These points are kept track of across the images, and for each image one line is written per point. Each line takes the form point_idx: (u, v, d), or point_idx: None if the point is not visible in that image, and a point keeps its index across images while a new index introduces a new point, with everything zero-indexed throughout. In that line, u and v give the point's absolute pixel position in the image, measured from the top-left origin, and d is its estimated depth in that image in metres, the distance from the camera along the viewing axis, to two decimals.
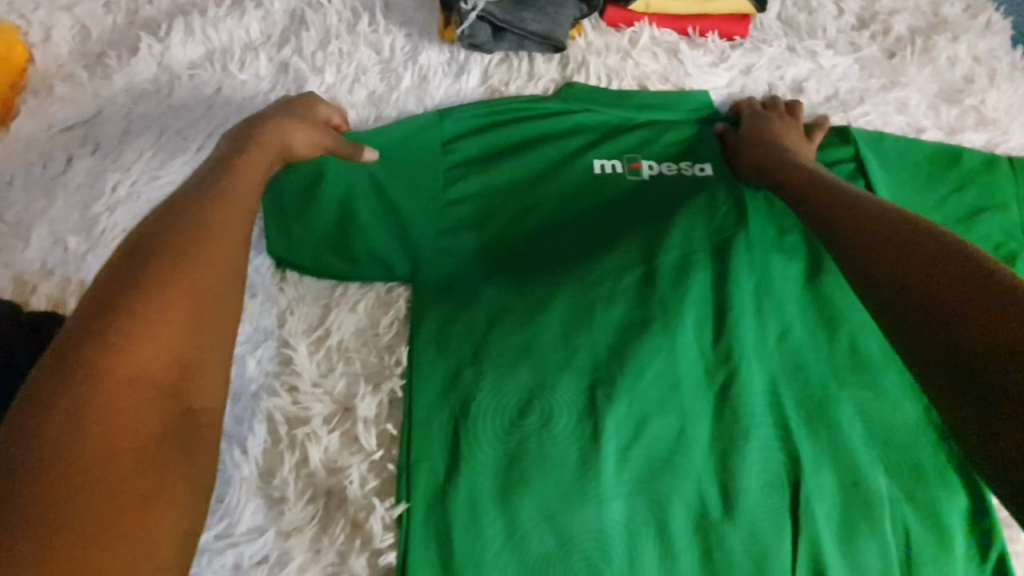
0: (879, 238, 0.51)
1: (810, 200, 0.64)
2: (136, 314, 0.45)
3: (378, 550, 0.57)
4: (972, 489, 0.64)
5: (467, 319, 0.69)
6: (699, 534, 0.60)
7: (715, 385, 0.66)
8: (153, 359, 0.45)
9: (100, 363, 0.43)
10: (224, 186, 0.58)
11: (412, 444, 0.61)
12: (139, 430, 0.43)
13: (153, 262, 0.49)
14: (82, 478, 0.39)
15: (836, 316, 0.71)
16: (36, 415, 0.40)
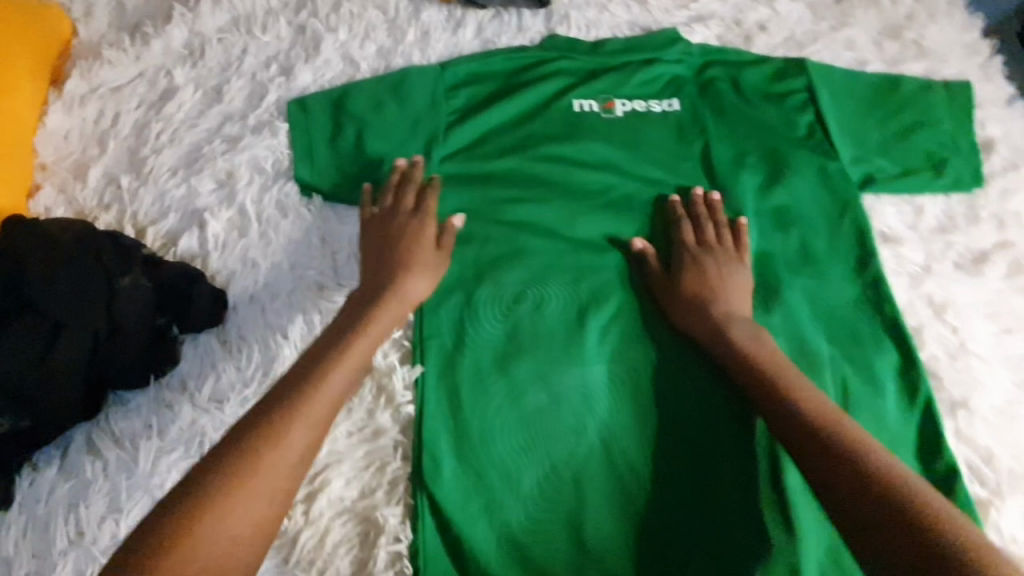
0: (787, 402, 0.60)
1: (710, 340, 0.70)
2: (281, 434, 0.53)
3: (399, 406, 0.69)
4: (906, 351, 0.70)
5: (467, 231, 0.81)
6: (665, 390, 0.72)
7: (676, 273, 0.76)
8: (281, 475, 0.52)
9: (242, 475, 0.50)
10: (372, 308, 0.69)
11: (422, 324, 0.73)
12: (267, 527, 0.50)
13: (298, 376, 0.59)
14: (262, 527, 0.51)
15: (787, 213, 0.81)
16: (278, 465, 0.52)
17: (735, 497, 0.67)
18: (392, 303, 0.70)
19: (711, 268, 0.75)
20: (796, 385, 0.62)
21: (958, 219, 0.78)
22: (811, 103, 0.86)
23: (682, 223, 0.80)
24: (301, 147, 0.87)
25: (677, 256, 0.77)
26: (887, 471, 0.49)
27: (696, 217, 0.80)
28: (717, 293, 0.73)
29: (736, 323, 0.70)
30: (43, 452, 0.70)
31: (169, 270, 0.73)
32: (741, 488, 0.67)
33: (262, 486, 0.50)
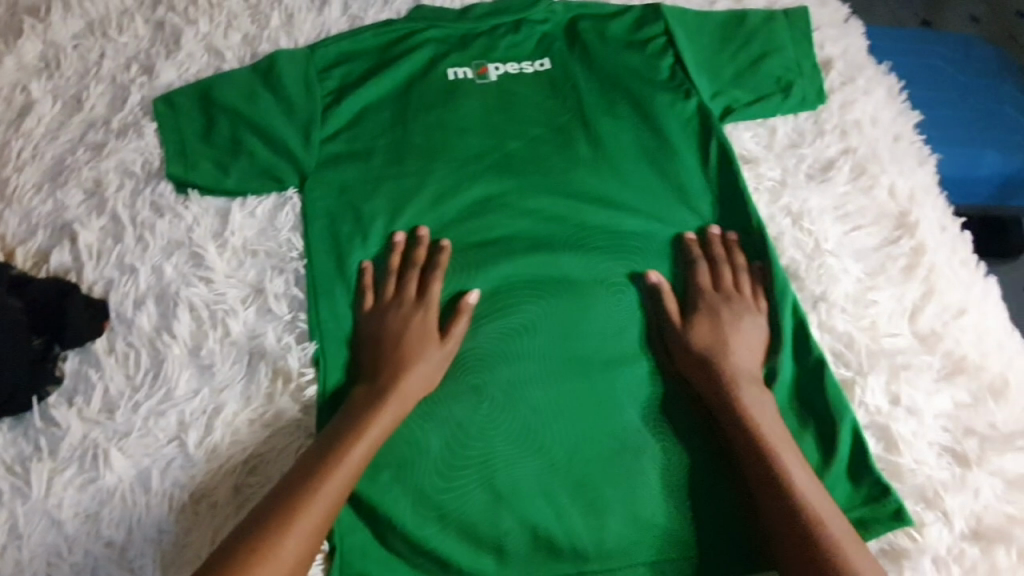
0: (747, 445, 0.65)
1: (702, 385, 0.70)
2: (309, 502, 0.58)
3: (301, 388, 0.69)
4: (773, 265, 0.75)
5: (354, 209, 0.80)
6: (559, 333, 0.75)
7: (559, 223, 0.82)
8: (310, 536, 0.57)
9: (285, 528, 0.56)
10: (395, 363, 0.68)
11: (316, 303, 0.73)
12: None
13: (318, 452, 0.62)
14: None
15: (660, 152, 0.84)
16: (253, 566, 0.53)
17: (723, 490, 0.70)
18: (419, 352, 0.69)
19: (745, 319, 0.72)
20: (777, 436, 0.65)
21: (806, 133, 0.84)
22: (670, 47, 0.89)
23: (702, 267, 0.76)
24: (172, 145, 0.84)
25: (692, 302, 0.75)
26: (808, 517, 0.60)
27: (713, 258, 0.77)
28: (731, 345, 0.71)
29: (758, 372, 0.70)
30: None
31: (41, 289, 0.72)
32: (722, 481, 0.70)
33: (291, 554, 0.55)
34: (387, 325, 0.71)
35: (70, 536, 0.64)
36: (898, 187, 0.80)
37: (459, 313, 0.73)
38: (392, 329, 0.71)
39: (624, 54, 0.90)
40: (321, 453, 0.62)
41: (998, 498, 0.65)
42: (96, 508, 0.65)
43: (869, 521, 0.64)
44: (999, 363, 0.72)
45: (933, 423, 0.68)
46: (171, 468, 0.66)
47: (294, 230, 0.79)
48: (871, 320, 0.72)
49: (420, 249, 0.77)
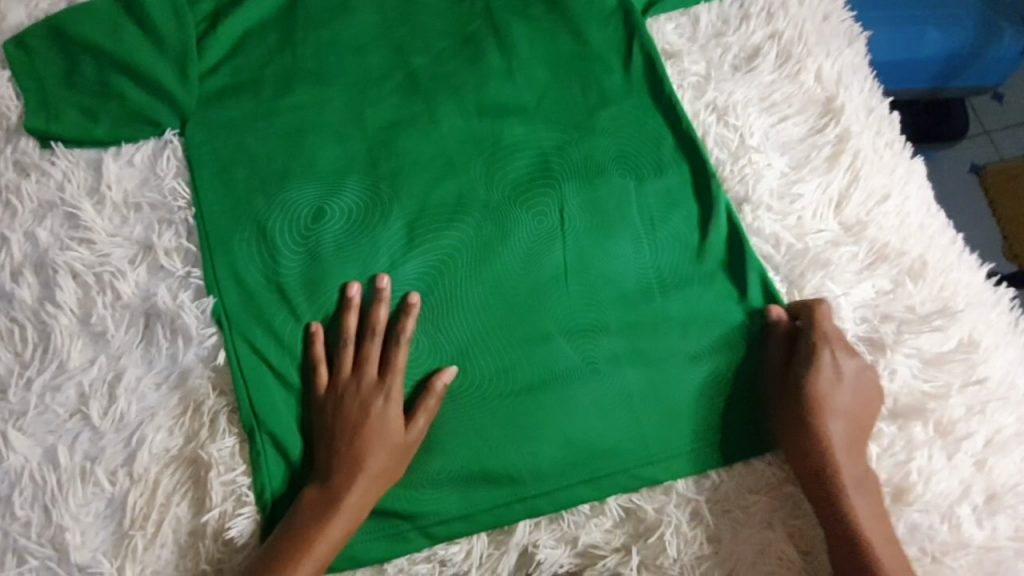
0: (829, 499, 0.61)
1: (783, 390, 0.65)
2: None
3: (207, 347, 0.65)
4: (700, 172, 0.72)
5: (246, 152, 0.72)
6: (484, 265, 0.70)
7: (473, 141, 0.74)
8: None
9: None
10: (358, 449, 0.61)
11: (212, 260, 0.67)
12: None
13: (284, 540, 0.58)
14: None
15: (580, 55, 0.76)
16: None
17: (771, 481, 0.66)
18: (379, 439, 0.62)
19: (828, 379, 0.64)
20: (859, 489, 0.61)
21: (732, 19, 0.77)
22: None
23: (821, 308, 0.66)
24: (30, 95, 0.74)
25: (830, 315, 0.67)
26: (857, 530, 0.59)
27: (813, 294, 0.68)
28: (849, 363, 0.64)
29: (862, 421, 0.63)
30: None
31: None
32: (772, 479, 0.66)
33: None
34: (350, 406, 0.63)
35: None
36: (825, 71, 0.76)
37: (428, 396, 0.64)
38: (349, 414, 0.63)
39: None
40: (317, 506, 0.60)
41: (916, 377, 0.66)
42: (6, 491, 0.61)
43: None
44: (920, 245, 0.72)
45: (852, 317, 0.68)
46: (79, 442, 0.62)
47: (179, 175, 0.71)
48: (797, 216, 0.70)
49: (376, 310, 0.66)
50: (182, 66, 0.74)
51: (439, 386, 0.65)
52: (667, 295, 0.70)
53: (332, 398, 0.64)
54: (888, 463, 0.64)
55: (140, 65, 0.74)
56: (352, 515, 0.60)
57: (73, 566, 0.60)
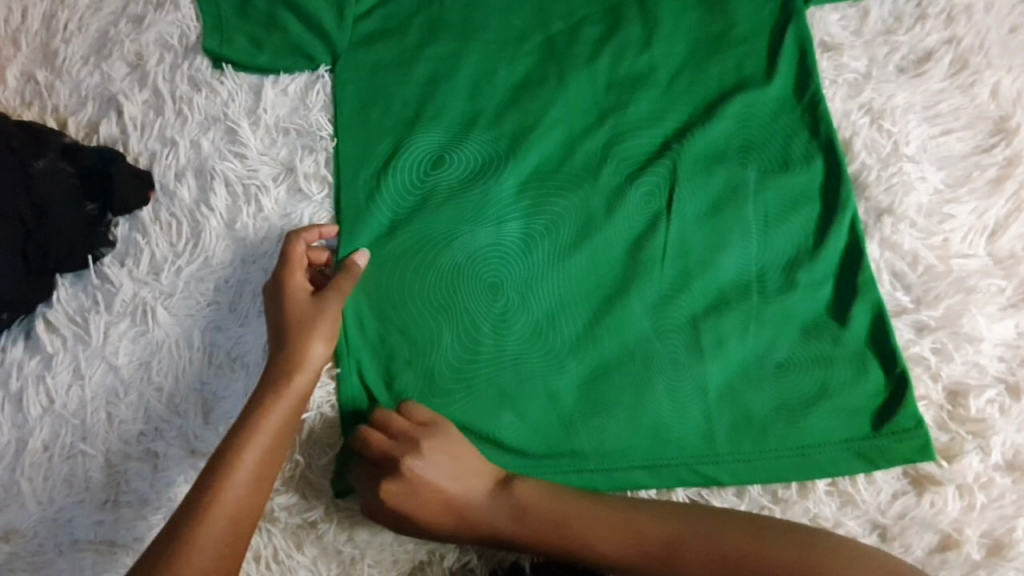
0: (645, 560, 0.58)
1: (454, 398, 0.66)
2: (236, 468, 0.58)
3: None
4: (830, 174, 0.68)
5: (384, 96, 0.77)
6: (584, 233, 0.69)
7: (598, 112, 0.74)
8: (268, 452, 0.60)
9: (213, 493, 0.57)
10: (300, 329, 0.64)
11: (341, 191, 0.73)
12: (220, 556, 0.55)
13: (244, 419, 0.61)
14: (215, 509, 0.56)
15: (724, 38, 0.74)
16: (212, 483, 0.57)
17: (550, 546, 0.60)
18: (317, 330, 0.64)
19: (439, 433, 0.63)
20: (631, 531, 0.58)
21: (905, 18, 0.72)
22: None
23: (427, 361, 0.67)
24: (207, 16, 0.81)
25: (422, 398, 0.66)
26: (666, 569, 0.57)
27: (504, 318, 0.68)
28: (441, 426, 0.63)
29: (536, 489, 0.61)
30: (7, 335, 0.74)
31: (89, 155, 0.75)
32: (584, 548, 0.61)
33: (223, 519, 0.56)
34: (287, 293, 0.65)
35: (125, 380, 0.71)
36: (1003, 87, 0.70)
37: (346, 278, 0.67)
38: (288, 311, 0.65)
39: None
40: (267, 387, 0.62)
41: None
42: (148, 358, 0.71)
43: (891, 449, 0.62)
44: None
45: (991, 352, 0.64)
46: (211, 329, 0.71)
47: (325, 107, 0.77)
48: (944, 237, 0.66)
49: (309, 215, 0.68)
50: (342, 7, 0.79)
51: (358, 268, 0.67)
52: (769, 298, 0.66)
53: (270, 302, 0.66)
54: (992, 513, 0.60)
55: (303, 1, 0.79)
56: (301, 394, 0.63)
57: (191, 433, 0.69)
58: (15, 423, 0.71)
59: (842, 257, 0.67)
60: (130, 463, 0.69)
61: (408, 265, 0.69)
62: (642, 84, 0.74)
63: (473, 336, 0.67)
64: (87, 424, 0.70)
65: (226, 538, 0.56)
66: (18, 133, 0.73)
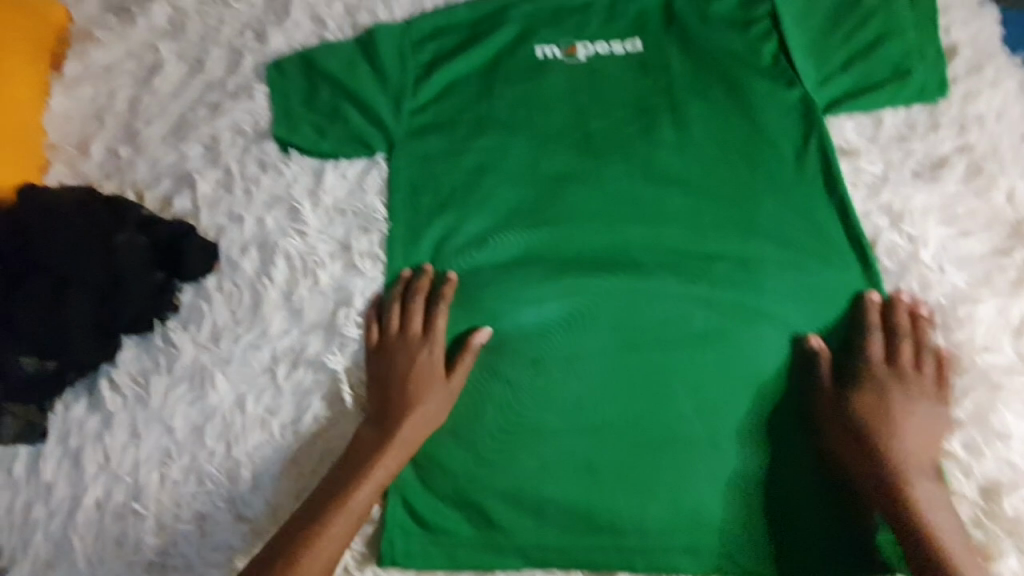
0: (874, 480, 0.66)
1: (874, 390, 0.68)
2: (321, 534, 0.65)
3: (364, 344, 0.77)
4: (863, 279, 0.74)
5: (434, 184, 0.84)
6: (622, 315, 0.74)
7: (635, 205, 0.80)
8: (352, 521, 0.67)
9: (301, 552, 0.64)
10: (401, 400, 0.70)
11: (391, 269, 0.79)
12: None
13: (336, 484, 0.68)
14: (293, 571, 0.63)
15: (752, 139, 0.82)
16: (298, 546, 0.64)
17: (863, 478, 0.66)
18: (422, 398, 0.70)
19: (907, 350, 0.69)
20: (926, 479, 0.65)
21: (918, 127, 0.80)
22: (773, 30, 0.86)
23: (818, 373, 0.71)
24: (279, 106, 0.90)
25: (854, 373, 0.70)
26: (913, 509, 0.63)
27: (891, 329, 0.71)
28: (892, 425, 0.66)
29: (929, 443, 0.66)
30: (71, 393, 0.79)
31: (165, 228, 0.81)
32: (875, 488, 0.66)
33: None
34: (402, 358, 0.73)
35: (178, 443, 0.75)
36: (1017, 192, 0.76)
37: (464, 353, 0.72)
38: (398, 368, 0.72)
39: (731, 50, 0.87)
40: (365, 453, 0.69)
41: None
42: (201, 423, 0.75)
43: None
44: None
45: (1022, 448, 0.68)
46: (264, 395, 0.75)
47: (379, 190, 0.85)
48: (967, 335, 0.71)
49: (423, 279, 0.76)
50: (399, 101, 0.88)
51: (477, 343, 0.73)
52: (804, 393, 0.72)
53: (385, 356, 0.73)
54: None
55: (366, 96, 0.88)
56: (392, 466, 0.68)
57: (240, 498, 0.73)
58: (71, 482, 0.75)
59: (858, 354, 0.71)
60: (180, 527, 0.73)
61: (460, 342, 0.75)
62: (676, 181, 0.81)
63: (517, 414, 0.72)
64: (139, 485, 0.74)
65: None
66: (101, 205, 0.79)
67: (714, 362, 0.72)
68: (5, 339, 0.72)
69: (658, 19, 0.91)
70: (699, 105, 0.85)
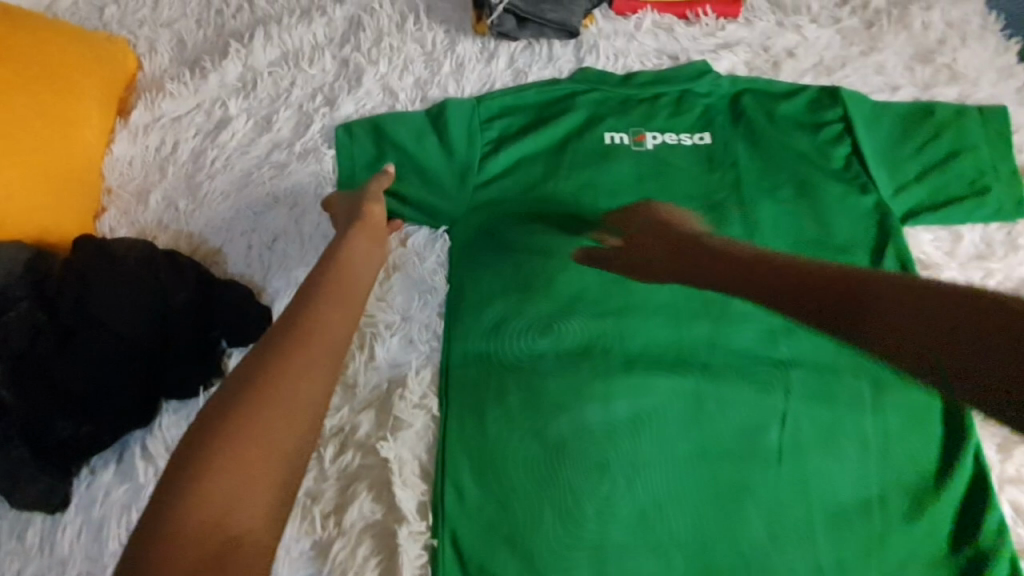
0: (908, 309, 0.45)
1: None
2: (244, 422, 0.49)
3: (418, 430, 0.71)
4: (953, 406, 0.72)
5: (496, 266, 0.81)
6: (693, 419, 0.71)
7: (710, 304, 0.77)
8: (307, 399, 0.52)
9: (233, 428, 0.49)
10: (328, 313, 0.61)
11: (448, 352, 0.75)
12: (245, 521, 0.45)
13: (234, 408, 0.50)
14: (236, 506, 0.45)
15: (825, 243, 0.83)
16: (216, 470, 0.47)
17: None
18: (328, 330, 0.59)
19: None
20: None
21: (997, 246, 0.83)
22: (848, 134, 0.88)
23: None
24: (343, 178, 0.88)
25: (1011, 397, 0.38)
26: None
27: None
28: None
29: None
30: (99, 457, 0.76)
31: (221, 287, 0.80)
32: None
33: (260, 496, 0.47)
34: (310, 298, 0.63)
35: None
36: None
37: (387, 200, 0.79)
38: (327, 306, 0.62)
39: (806, 152, 0.88)
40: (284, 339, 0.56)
41: None
42: None
43: None
44: None
45: None
46: (308, 478, 0.70)
47: (440, 263, 0.82)
48: None
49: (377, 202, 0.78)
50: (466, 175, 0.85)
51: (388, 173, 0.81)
52: (892, 522, 0.68)
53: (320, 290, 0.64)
54: None
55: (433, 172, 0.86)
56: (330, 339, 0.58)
57: None
58: (89, 554, 0.72)
59: (936, 484, 0.69)
60: None
61: (523, 438, 0.70)
62: None
63: (580, 522, 0.67)
64: None
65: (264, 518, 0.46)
66: (163, 261, 0.78)
67: (789, 479, 0.69)
68: (48, 398, 0.70)
69: (728, 116, 0.91)
70: (772, 205, 0.85)
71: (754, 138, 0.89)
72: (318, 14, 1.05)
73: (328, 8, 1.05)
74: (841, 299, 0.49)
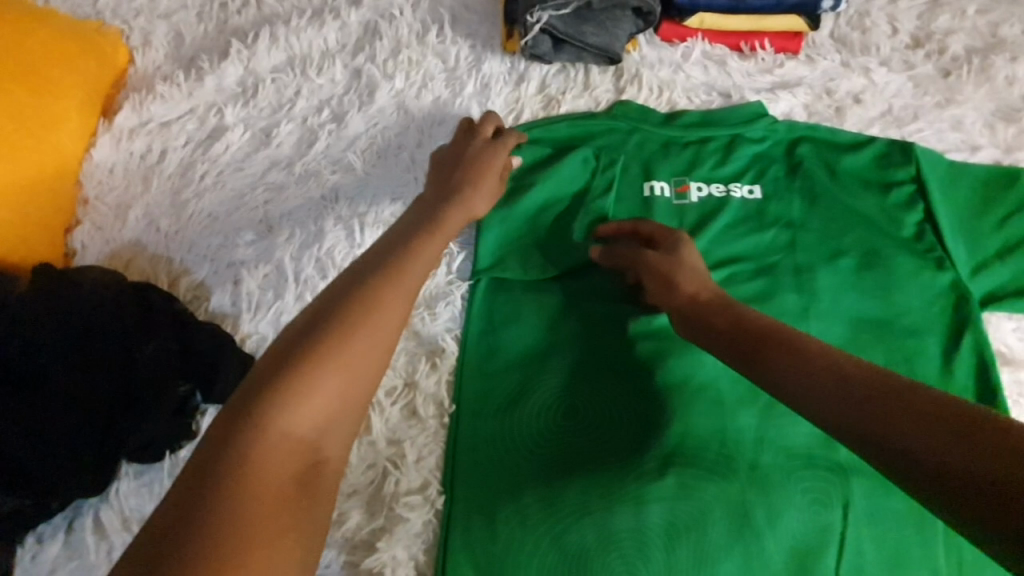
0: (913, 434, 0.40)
1: None
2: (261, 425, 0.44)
3: (414, 527, 0.63)
4: None
5: (505, 335, 0.70)
6: (737, 536, 0.62)
7: (760, 397, 0.67)
8: (325, 405, 0.46)
9: (286, 403, 0.44)
10: (383, 278, 0.53)
11: (457, 434, 0.66)
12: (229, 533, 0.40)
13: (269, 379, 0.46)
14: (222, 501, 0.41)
15: (893, 325, 0.73)
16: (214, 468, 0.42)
17: None
18: (375, 302, 0.51)
19: None
20: None
21: None
22: (920, 199, 0.77)
23: None
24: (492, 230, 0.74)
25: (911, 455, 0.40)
26: None
27: None
28: None
29: None
30: (47, 524, 0.66)
31: (198, 333, 0.69)
32: None
33: (242, 493, 0.42)
34: (388, 243, 0.58)
35: None
36: None
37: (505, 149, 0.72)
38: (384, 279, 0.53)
39: (874, 216, 0.77)
40: (343, 297, 0.51)
41: None
42: None
43: None
44: None
45: None
46: None
47: (451, 325, 0.72)
48: None
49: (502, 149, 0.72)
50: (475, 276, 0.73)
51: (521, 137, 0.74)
52: None
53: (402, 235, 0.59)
54: None
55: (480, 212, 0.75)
56: (373, 343, 0.49)
57: None
58: None
59: None
60: None
61: (542, 548, 0.61)
62: None
63: None
64: None
65: (249, 538, 0.41)
66: (129, 298, 0.68)
67: None
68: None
69: (784, 167, 0.81)
70: (829, 278, 0.75)
71: (814, 197, 0.78)
72: (331, 15, 0.92)
73: (342, 10, 0.92)
74: (869, 430, 0.43)
